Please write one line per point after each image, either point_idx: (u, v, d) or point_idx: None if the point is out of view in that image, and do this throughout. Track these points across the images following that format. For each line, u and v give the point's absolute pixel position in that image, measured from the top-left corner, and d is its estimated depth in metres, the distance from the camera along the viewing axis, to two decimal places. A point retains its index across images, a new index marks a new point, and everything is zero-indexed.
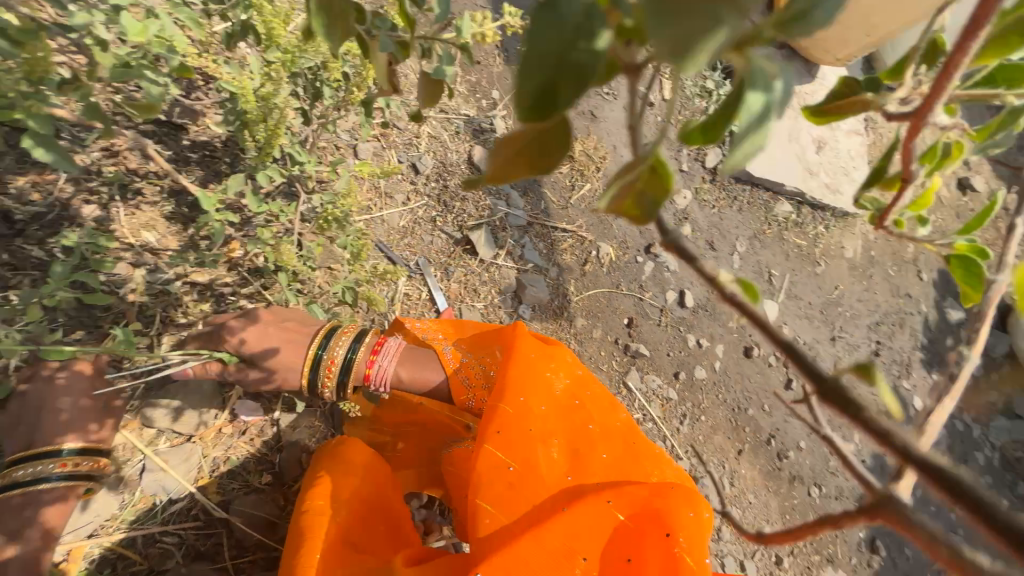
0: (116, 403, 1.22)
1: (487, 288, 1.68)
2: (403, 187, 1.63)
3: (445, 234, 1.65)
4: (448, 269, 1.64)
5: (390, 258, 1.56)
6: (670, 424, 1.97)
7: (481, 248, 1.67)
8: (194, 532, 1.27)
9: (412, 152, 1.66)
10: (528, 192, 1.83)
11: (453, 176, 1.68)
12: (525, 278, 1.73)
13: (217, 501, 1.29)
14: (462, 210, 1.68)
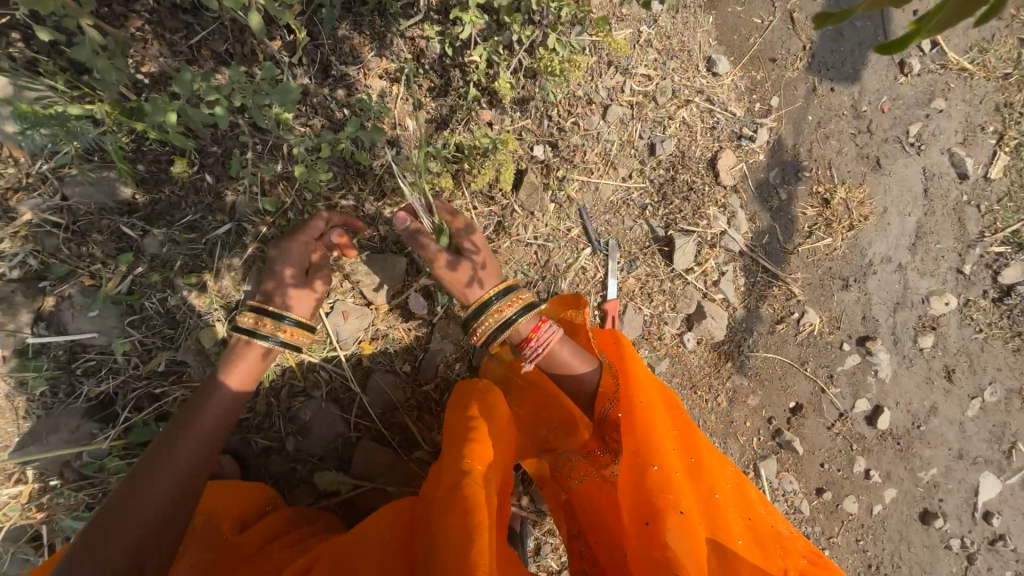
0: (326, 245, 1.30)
1: (663, 298, 1.53)
2: (630, 162, 1.51)
3: (648, 226, 1.52)
4: (635, 262, 1.52)
5: (585, 228, 1.50)
6: (818, 533, 1.70)
7: (678, 257, 1.50)
8: (341, 379, 1.33)
9: (657, 132, 1.51)
10: (756, 219, 1.58)
11: (685, 170, 1.52)
12: (707, 306, 1.53)
13: (365, 365, 1.34)
14: (677, 209, 1.52)
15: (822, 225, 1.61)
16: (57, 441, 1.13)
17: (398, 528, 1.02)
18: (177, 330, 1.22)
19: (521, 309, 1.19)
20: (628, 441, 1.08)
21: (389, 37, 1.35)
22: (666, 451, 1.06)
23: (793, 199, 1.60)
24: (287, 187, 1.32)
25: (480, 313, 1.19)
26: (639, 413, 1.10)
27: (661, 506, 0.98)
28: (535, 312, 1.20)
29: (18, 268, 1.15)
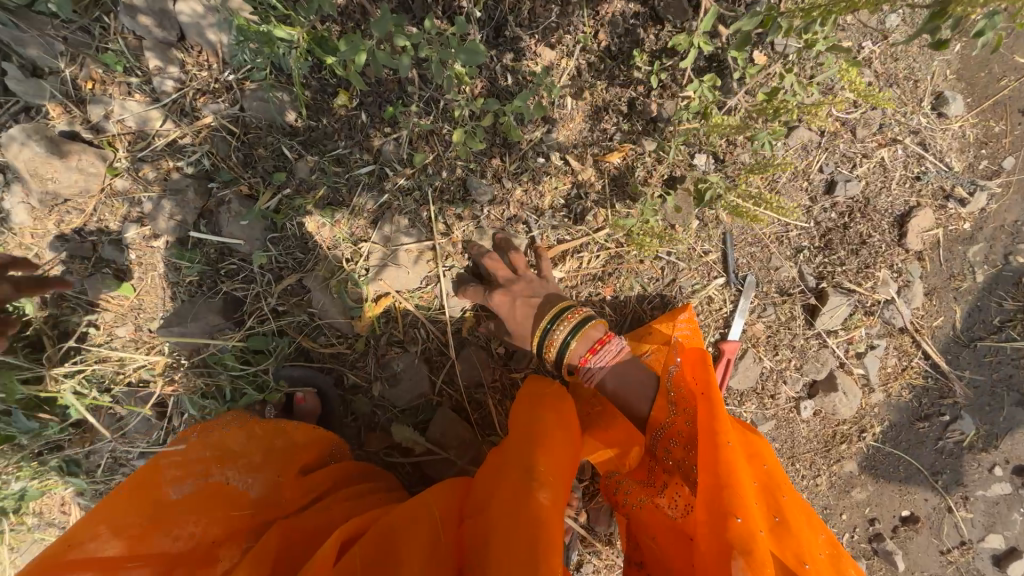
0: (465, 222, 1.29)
1: (789, 354, 1.35)
2: (799, 196, 1.32)
3: (798, 271, 1.33)
4: (770, 306, 1.35)
5: (725, 256, 1.35)
6: None
7: (825, 315, 1.31)
8: (437, 342, 1.33)
9: (843, 169, 1.29)
10: (934, 296, 1.32)
11: (864, 219, 1.29)
12: (840, 378, 1.33)
13: (462, 335, 1.33)
14: (841, 261, 1.31)
15: (1020, 322, 1.32)
16: (192, 329, 1.23)
17: (444, 505, 1.00)
18: (307, 256, 1.28)
19: (582, 321, 1.19)
20: (707, 482, 0.88)
21: (573, 5, 1.25)
22: (750, 502, 0.82)
23: (990, 284, 1.32)
24: (433, 142, 1.31)
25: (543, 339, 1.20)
26: (726, 453, 0.89)
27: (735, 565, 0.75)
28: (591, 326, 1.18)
29: (194, 166, 1.25)
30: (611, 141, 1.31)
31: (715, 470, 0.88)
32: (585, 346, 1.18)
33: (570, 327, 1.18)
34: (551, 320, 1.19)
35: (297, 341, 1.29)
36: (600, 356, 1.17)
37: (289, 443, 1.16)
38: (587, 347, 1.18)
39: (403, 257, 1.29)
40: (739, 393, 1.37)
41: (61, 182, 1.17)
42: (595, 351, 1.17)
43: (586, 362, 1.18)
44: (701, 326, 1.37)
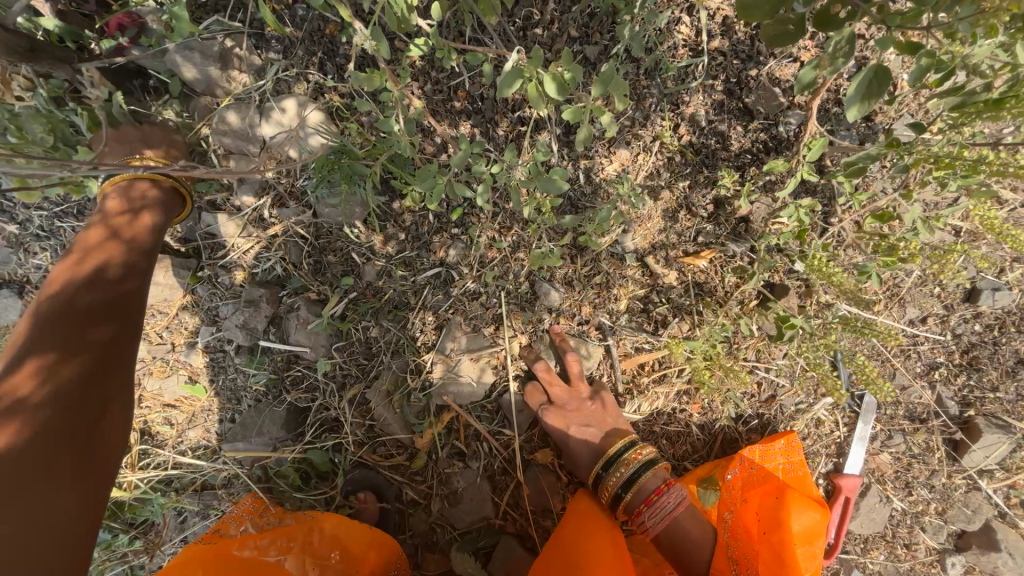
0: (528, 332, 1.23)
1: (927, 496, 1.11)
2: (930, 305, 1.11)
3: (933, 394, 1.11)
4: (898, 435, 1.12)
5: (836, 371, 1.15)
6: None
7: (974, 453, 1.07)
8: (501, 460, 1.22)
9: (987, 274, 1.08)
10: None
11: (1018, 335, 1.07)
12: (1000, 531, 1.07)
13: (528, 454, 1.21)
14: (991, 385, 1.08)
15: None
16: (256, 440, 1.22)
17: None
18: (370, 362, 1.24)
19: (643, 466, 1.07)
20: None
21: (649, 101, 1.19)
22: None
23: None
24: (500, 245, 1.25)
25: (601, 477, 1.10)
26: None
27: None
28: (654, 466, 1.07)
29: (268, 272, 1.28)
30: (695, 243, 1.20)
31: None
32: (640, 495, 1.06)
33: (625, 475, 1.07)
34: (605, 463, 1.09)
35: (357, 456, 1.23)
36: (655, 513, 1.03)
37: (344, 557, 1.12)
38: (641, 498, 1.06)
39: (466, 366, 1.22)
40: (862, 539, 1.13)
41: (150, 292, 1.25)
42: (650, 504, 1.04)
43: (638, 514, 1.05)
44: (809, 454, 1.16)
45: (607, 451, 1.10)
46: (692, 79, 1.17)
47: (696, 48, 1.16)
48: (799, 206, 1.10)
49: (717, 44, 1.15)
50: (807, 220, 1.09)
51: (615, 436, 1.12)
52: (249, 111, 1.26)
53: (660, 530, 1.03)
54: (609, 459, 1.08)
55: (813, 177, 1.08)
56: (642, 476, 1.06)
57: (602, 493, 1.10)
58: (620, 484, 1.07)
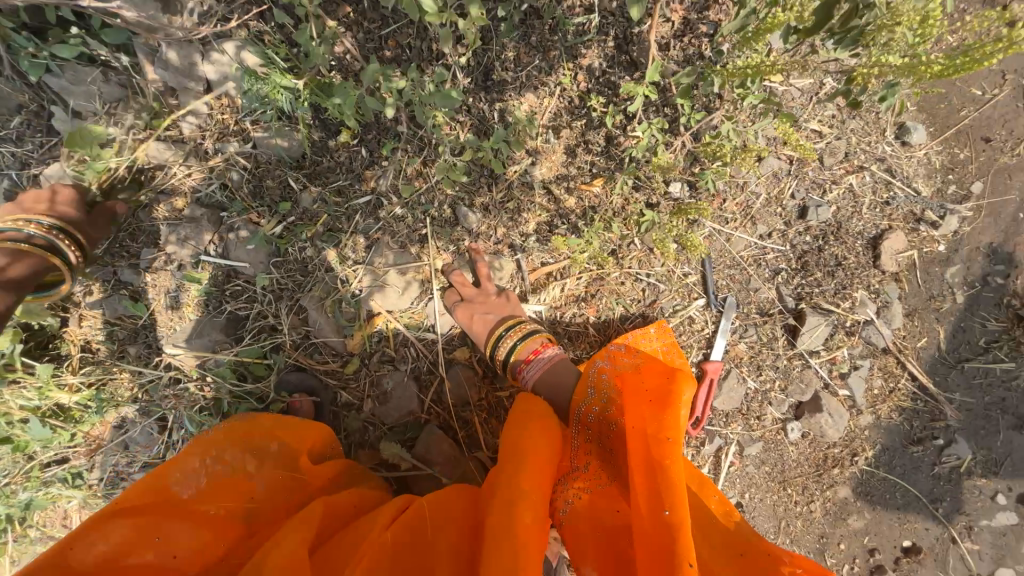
0: (451, 250, 1.41)
1: (773, 375, 1.36)
2: (773, 221, 1.37)
3: (776, 293, 1.37)
4: (750, 328, 1.38)
5: (704, 278, 1.39)
6: None
7: (805, 336, 1.34)
8: (426, 361, 1.39)
9: (814, 194, 1.35)
10: (915, 317, 1.35)
11: (837, 242, 1.34)
12: (826, 399, 1.34)
13: (449, 355, 1.38)
14: (818, 282, 1.35)
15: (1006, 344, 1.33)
16: (198, 347, 1.33)
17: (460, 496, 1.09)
18: (307, 277, 1.37)
19: (528, 336, 1.29)
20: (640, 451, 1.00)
21: (552, 52, 1.40)
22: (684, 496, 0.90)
23: (970, 304, 1.34)
24: (425, 175, 1.43)
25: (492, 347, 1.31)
26: (663, 447, 0.96)
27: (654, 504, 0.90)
28: (535, 334, 1.30)
29: (209, 197, 1.39)
30: (591, 173, 1.41)
31: (658, 471, 0.93)
32: (522, 356, 1.29)
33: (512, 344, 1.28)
34: (495, 338, 1.29)
35: (294, 361, 1.36)
36: (532, 365, 1.27)
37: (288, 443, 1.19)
38: (523, 358, 1.28)
39: (394, 279, 1.37)
40: (724, 414, 1.38)
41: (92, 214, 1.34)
42: (529, 360, 1.27)
43: (520, 370, 1.28)
44: (684, 347, 1.40)
45: (497, 329, 1.29)
46: (586, 34, 1.39)
47: (590, 7, 1.38)
48: (650, 123, 1.36)
49: (606, 4, 1.37)
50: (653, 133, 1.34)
51: (509, 316, 1.33)
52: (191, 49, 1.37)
53: (536, 380, 1.26)
54: (498, 332, 1.29)
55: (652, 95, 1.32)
56: (525, 344, 1.28)
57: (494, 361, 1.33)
58: (507, 351, 1.29)
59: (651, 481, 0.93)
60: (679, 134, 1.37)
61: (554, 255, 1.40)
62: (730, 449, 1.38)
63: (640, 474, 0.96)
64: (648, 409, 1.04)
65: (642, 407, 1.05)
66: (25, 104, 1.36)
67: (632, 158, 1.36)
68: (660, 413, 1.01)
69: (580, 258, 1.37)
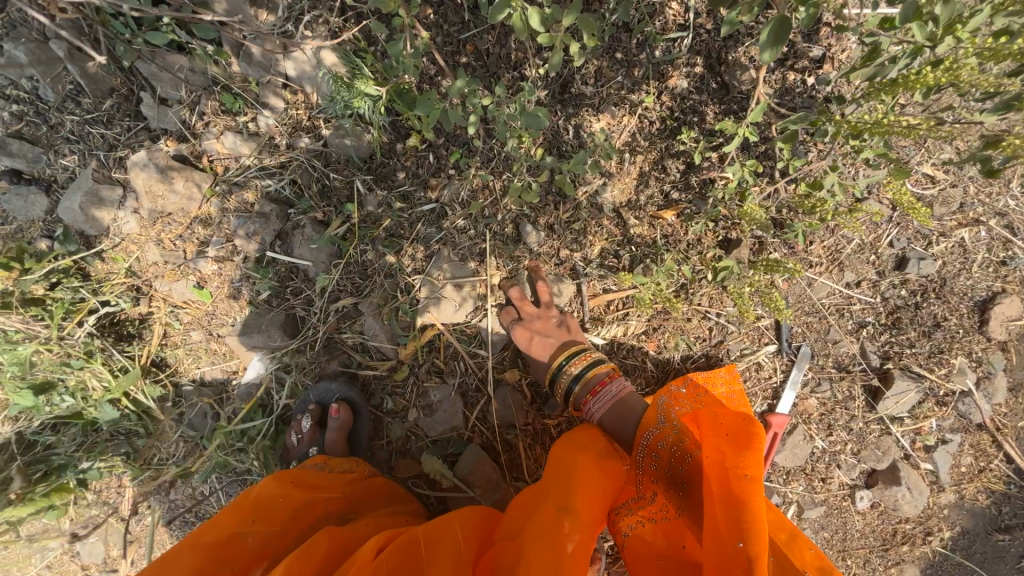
0: (510, 267, 1.38)
1: (845, 437, 1.26)
2: (864, 270, 1.25)
3: (860, 348, 1.25)
4: (825, 383, 1.27)
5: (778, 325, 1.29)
6: None
7: (888, 401, 1.22)
8: (474, 377, 1.35)
9: (916, 246, 1.22)
10: (1020, 392, 1.20)
11: (937, 301, 1.21)
12: (904, 471, 1.23)
13: (498, 375, 1.34)
14: (909, 342, 1.22)
15: None
16: (256, 340, 1.35)
17: (468, 530, 1.02)
18: (365, 281, 1.37)
19: (593, 367, 1.22)
20: (716, 486, 0.94)
21: (638, 69, 1.32)
22: (765, 529, 0.84)
23: None
24: (492, 188, 1.39)
25: (554, 374, 1.24)
26: (745, 487, 0.90)
27: (729, 543, 0.84)
28: (603, 364, 1.22)
29: (279, 192, 1.40)
30: (666, 200, 1.33)
31: (736, 502, 0.88)
32: (587, 388, 1.21)
33: (576, 373, 1.21)
34: (558, 366, 1.23)
35: (346, 362, 1.37)
36: (599, 399, 1.19)
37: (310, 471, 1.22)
38: (588, 390, 1.21)
39: (450, 292, 1.35)
40: (785, 471, 1.28)
41: (170, 201, 1.37)
42: (596, 393, 1.19)
43: (585, 404, 1.21)
44: (748, 394, 1.30)
45: (560, 356, 1.23)
46: (677, 52, 1.30)
47: (683, 24, 1.29)
48: (744, 164, 1.24)
49: (703, 20, 1.28)
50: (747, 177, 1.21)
51: (573, 343, 1.26)
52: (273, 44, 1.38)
53: (602, 416, 1.18)
54: (563, 359, 1.22)
55: (754, 137, 1.20)
56: (592, 375, 1.21)
57: (555, 390, 1.25)
58: (571, 380, 1.21)
59: (730, 524, 0.87)
60: (769, 166, 1.27)
61: (621, 282, 1.33)
62: (789, 510, 1.28)
63: (717, 505, 0.91)
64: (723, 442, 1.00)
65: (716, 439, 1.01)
66: (116, 88, 1.40)
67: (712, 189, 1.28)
68: (737, 446, 0.96)
69: (649, 299, 1.27)
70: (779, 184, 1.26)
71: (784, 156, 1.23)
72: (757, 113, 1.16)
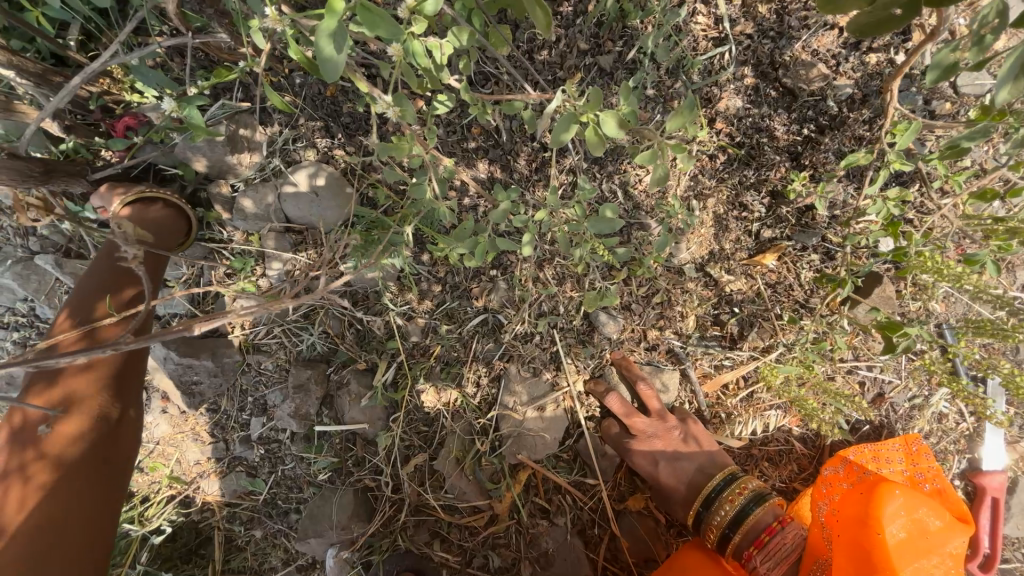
0: (593, 367, 1.14)
1: None
2: None
3: None
4: None
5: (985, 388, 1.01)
6: None
7: None
8: (590, 511, 1.13)
9: None
10: None
11: None
12: None
13: (620, 505, 1.13)
14: None
15: None
16: (327, 534, 1.14)
17: None
18: (433, 428, 1.16)
19: (752, 501, 0.99)
20: None
21: (677, 101, 1.09)
22: None
23: None
24: (544, 279, 1.13)
25: (700, 518, 1.03)
26: None
27: None
28: (762, 504, 0.98)
29: (311, 349, 1.21)
30: (759, 245, 1.09)
31: None
32: (749, 536, 0.98)
33: (730, 513, 0.99)
34: (706, 500, 1.02)
35: (437, 528, 1.16)
36: (768, 554, 0.96)
37: None
38: (750, 539, 0.98)
39: (535, 417, 1.12)
40: (1021, 543, 1.02)
41: (197, 396, 1.20)
42: (762, 546, 0.96)
43: (749, 558, 0.98)
44: (940, 454, 1.03)
45: (705, 487, 1.02)
46: (724, 68, 1.06)
47: (719, 36, 1.06)
48: (888, 198, 0.98)
49: (745, 24, 1.04)
50: (896, 212, 0.96)
51: (721, 472, 1.03)
52: (263, 189, 1.22)
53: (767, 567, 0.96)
54: (711, 492, 1.01)
55: (907, 166, 0.94)
56: (759, 520, 0.97)
57: (705, 535, 1.03)
58: (726, 524, 0.99)
59: None
60: (888, 175, 1.00)
61: (734, 354, 1.10)
62: None
63: None
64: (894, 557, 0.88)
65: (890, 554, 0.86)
66: None
67: (816, 225, 1.05)
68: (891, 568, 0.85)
69: (810, 401, 1.02)
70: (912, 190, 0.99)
71: (938, 174, 0.95)
72: (904, 142, 0.90)
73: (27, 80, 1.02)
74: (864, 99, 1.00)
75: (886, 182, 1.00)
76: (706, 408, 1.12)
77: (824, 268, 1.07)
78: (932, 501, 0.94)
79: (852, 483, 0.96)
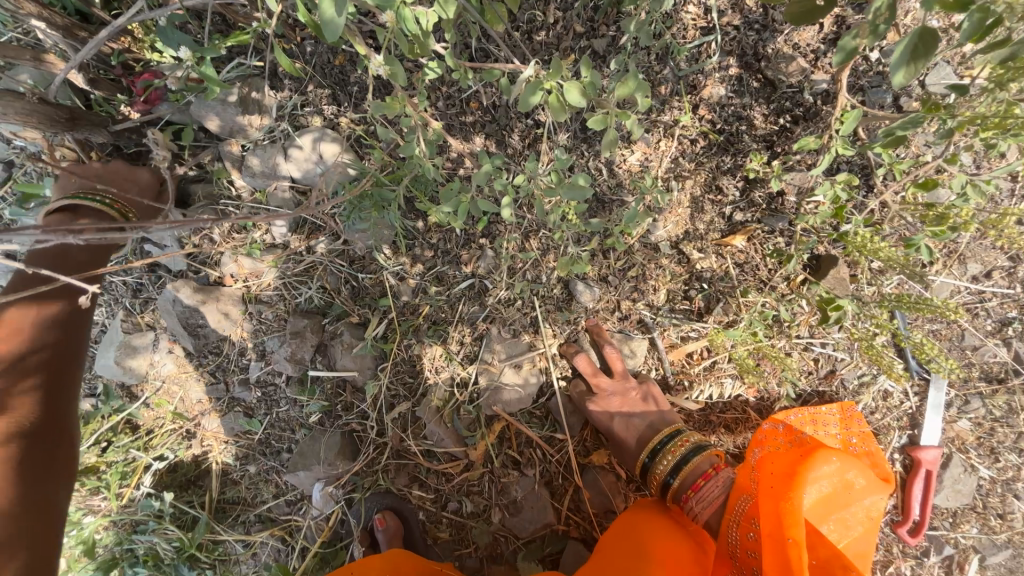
0: (568, 332, 1.23)
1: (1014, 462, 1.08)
2: (993, 258, 1.05)
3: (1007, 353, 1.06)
4: (974, 401, 1.08)
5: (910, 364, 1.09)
6: None
7: None
8: (556, 464, 1.22)
9: None
10: None
11: None
12: None
13: (583, 458, 1.22)
14: None
15: None
16: (314, 469, 1.24)
17: None
18: (417, 380, 1.25)
19: (692, 451, 1.09)
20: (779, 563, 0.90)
21: (663, 86, 1.14)
22: None
23: None
24: (529, 249, 1.21)
25: (647, 466, 1.13)
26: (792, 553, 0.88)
27: None
28: (700, 453, 1.09)
29: (309, 302, 1.30)
30: (731, 226, 1.16)
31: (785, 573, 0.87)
32: (687, 481, 1.09)
33: (673, 462, 1.09)
34: (652, 451, 1.11)
35: (415, 471, 1.25)
36: (702, 497, 1.07)
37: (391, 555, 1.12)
38: (689, 483, 1.09)
39: (511, 375, 1.21)
40: (951, 514, 1.10)
41: (201, 338, 1.30)
42: (698, 489, 1.07)
43: (687, 501, 1.09)
44: (884, 428, 1.12)
45: (652, 440, 1.12)
46: (708, 58, 1.11)
47: (707, 25, 1.11)
48: (834, 182, 1.04)
49: (732, 16, 1.09)
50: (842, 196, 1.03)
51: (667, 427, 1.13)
52: (269, 149, 1.29)
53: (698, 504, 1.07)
54: (658, 445, 1.10)
55: (850, 152, 0.98)
56: (696, 466, 1.08)
57: (651, 482, 1.13)
58: (669, 471, 1.09)
59: None
60: (854, 165, 1.07)
61: (699, 326, 1.18)
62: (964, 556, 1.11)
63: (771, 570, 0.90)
64: (811, 503, 0.98)
65: (799, 493, 0.95)
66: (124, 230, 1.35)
67: (784, 208, 1.12)
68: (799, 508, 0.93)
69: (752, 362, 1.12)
70: (875, 180, 1.05)
71: (885, 163, 1.01)
72: (844, 133, 0.95)
73: (55, 32, 1.09)
74: (837, 93, 1.06)
75: (852, 173, 1.06)
76: (668, 375, 1.21)
77: (790, 250, 1.13)
78: (861, 464, 1.03)
79: (790, 441, 1.05)
